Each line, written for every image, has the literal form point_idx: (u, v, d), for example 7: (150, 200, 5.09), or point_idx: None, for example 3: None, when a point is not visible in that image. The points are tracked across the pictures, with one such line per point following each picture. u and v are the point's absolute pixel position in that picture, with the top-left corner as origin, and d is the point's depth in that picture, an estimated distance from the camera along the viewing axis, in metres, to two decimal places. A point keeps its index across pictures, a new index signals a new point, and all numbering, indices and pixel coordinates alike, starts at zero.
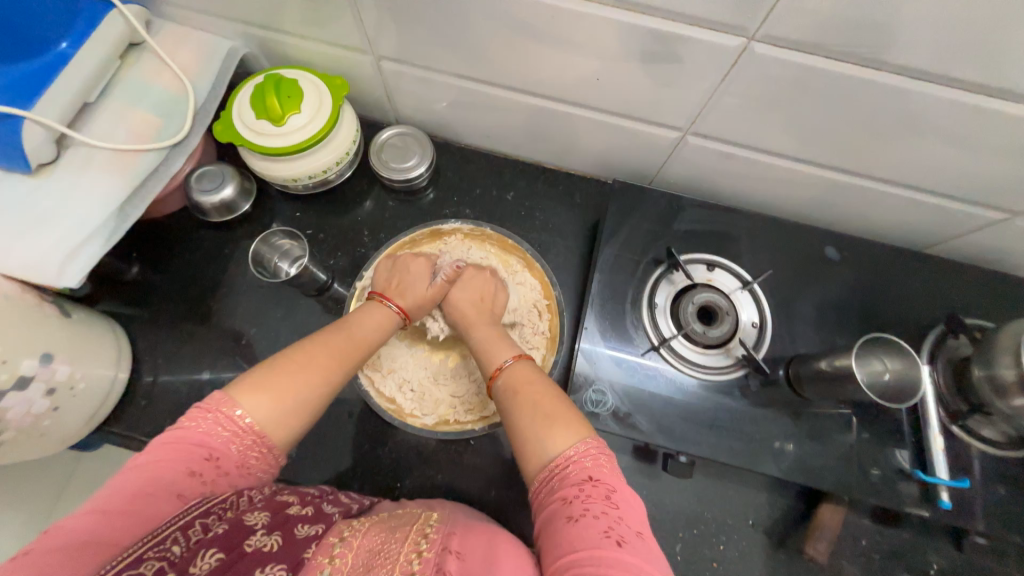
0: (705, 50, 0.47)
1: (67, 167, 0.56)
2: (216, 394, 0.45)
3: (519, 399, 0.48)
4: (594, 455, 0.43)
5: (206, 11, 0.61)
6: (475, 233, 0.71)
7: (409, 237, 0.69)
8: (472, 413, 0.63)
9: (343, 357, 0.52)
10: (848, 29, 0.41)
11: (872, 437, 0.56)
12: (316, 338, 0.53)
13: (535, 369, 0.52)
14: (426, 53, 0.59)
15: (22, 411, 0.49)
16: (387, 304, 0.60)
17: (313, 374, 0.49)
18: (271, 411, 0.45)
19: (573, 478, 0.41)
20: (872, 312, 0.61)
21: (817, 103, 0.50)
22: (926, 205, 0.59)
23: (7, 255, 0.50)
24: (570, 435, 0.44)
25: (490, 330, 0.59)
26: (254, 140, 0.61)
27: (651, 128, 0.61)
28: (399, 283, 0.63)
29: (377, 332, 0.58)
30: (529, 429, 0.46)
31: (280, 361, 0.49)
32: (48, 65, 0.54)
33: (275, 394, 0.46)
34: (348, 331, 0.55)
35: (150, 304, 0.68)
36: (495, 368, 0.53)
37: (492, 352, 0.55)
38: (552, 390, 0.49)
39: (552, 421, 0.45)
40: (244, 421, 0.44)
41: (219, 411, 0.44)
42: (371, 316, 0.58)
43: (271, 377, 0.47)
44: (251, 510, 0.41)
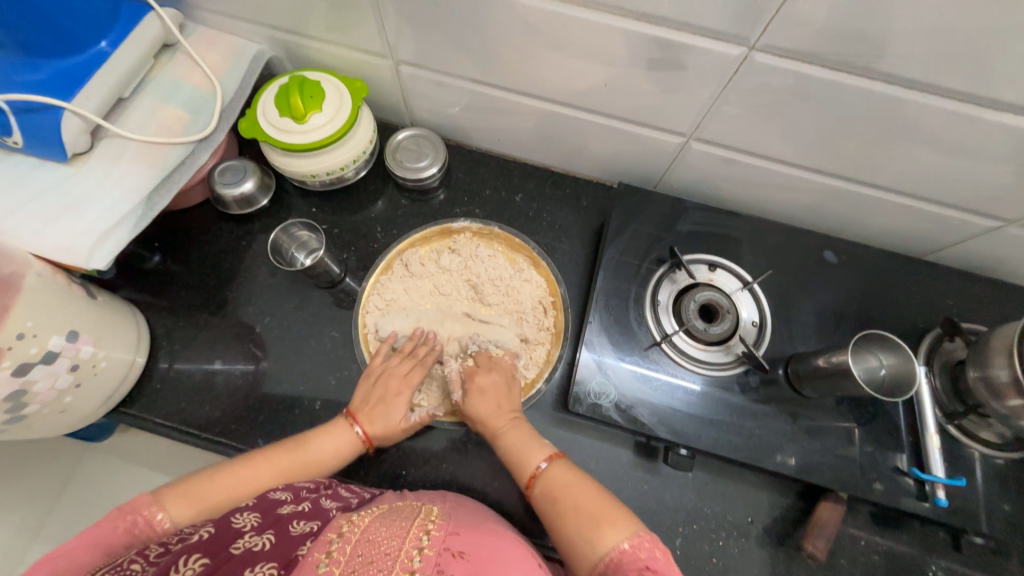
0: (708, 58, 0.50)
1: (101, 156, 0.59)
2: (146, 493, 0.49)
3: (561, 505, 0.50)
4: (648, 547, 0.44)
5: (238, 16, 0.65)
6: (483, 231, 0.74)
7: (420, 235, 0.73)
8: (477, 406, 0.67)
9: (287, 478, 0.55)
10: (842, 40, 0.44)
11: (870, 436, 0.57)
12: (269, 453, 0.56)
13: (571, 468, 0.54)
14: (443, 59, 0.62)
15: (48, 386, 0.51)
16: (352, 428, 0.60)
17: (240, 493, 0.52)
18: (191, 518, 0.49)
19: (631, 569, 0.43)
20: (870, 314, 0.63)
21: (814, 111, 0.52)
22: (922, 212, 0.61)
23: (42, 236, 0.53)
24: (619, 532, 0.46)
25: (519, 434, 0.57)
26: (277, 137, 0.64)
27: (656, 134, 0.64)
28: (374, 407, 0.61)
29: (331, 462, 0.58)
30: (576, 533, 0.48)
31: (219, 472, 0.53)
32: (87, 61, 0.57)
33: (197, 503, 0.50)
34: (303, 451, 0.57)
35: (169, 293, 0.71)
36: (530, 477, 0.54)
37: (523, 462, 0.55)
38: (593, 488, 0.51)
39: (597, 522, 0.47)
40: (163, 526, 0.47)
41: (141, 513, 0.47)
42: (331, 436, 0.59)
43: (205, 490, 0.51)
44: (241, 513, 0.47)
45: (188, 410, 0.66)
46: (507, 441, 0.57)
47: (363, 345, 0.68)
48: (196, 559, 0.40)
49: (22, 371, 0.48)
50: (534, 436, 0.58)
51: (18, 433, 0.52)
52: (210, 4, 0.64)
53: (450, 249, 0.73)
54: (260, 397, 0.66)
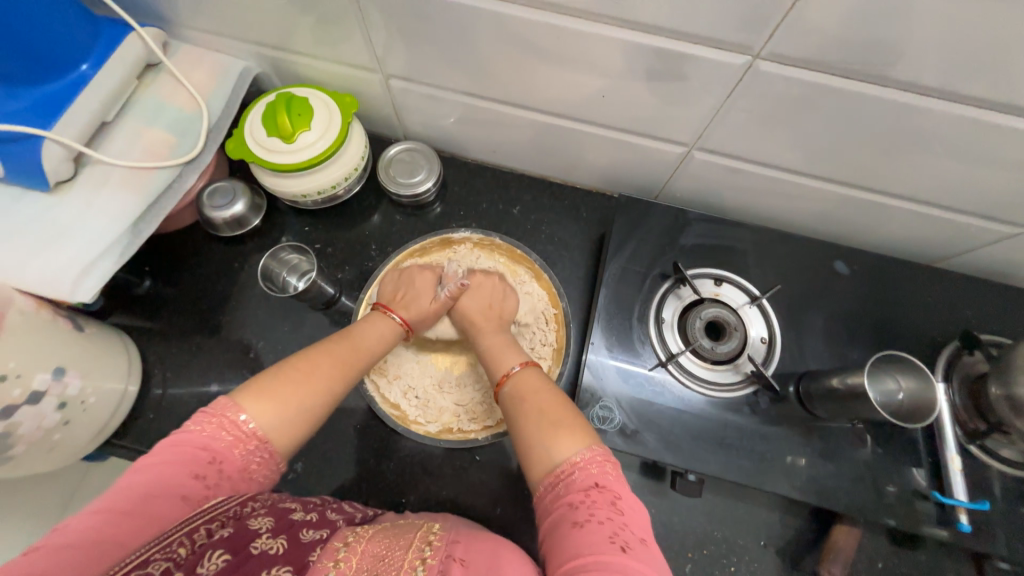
0: (711, 68, 0.47)
1: (85, 183, 0.57)
2: (221, 398, 0.45)
3: (526, 407, 0.49)
4: (599, 462, 0.43)
5: (222, 33, 0.63)
6: (484, 241, 0.71)
7: (419, 245, 0.70)
8: (475, 422, 0.63)
9: (345, 366, 0.54)
10: (854, 46, 0.41)
11: (886, 455, 0.55)
12: (325, 347, 0.54)
13: (544, 377, 0.53)
14: (434, 71, 0.60)
15: (34, 426, 0.49)
16: (390, 316, 0.62)
17: (317, 384, 0.50)
18: (277, 417, 0.46)
19: (578, 486, 0.42)
20: (884, 328, 0.60)
21: (824, 119, 0.50)
22: (935, 219, 0.58)
23: (23, 270, 0.52)
24: (574, 443, 0.45)
25: (499, 337, 0.61)
26: (264, 157, 0.62)
27: (658, 144, 0.61)
28: (405, 296, 0.65)
29: (381, 345, 0.60)
30: (536, 436, 0.46)
31: (285, 367, 0.50)
32: (68, 86, 0.56)
33: (280, 401, 0.47)
34: (351, 341, 0.56)
35: (161, 317, 0.69)
36: (502, 376, 0.54)
37: (501, 359, 0.57)
38: (559, 398, 0.50)
39: (557, 427, 0.46)
40: (248, 427, 0.44)
41: (224, 416, 0.44)
42: (373, 324, 0.61)
43: (280, 386, 0.48)
44: (257, 515, 0.44)
45: None
46: (486, 340, 0.60)
47: None
48: (218, 555, 0.38)
49: (5, 414, 0.46)
50: (509, 344, 0.59)
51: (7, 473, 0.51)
52: (192, 21, 0.62)
53: (450, 259, 0.71)
54: None
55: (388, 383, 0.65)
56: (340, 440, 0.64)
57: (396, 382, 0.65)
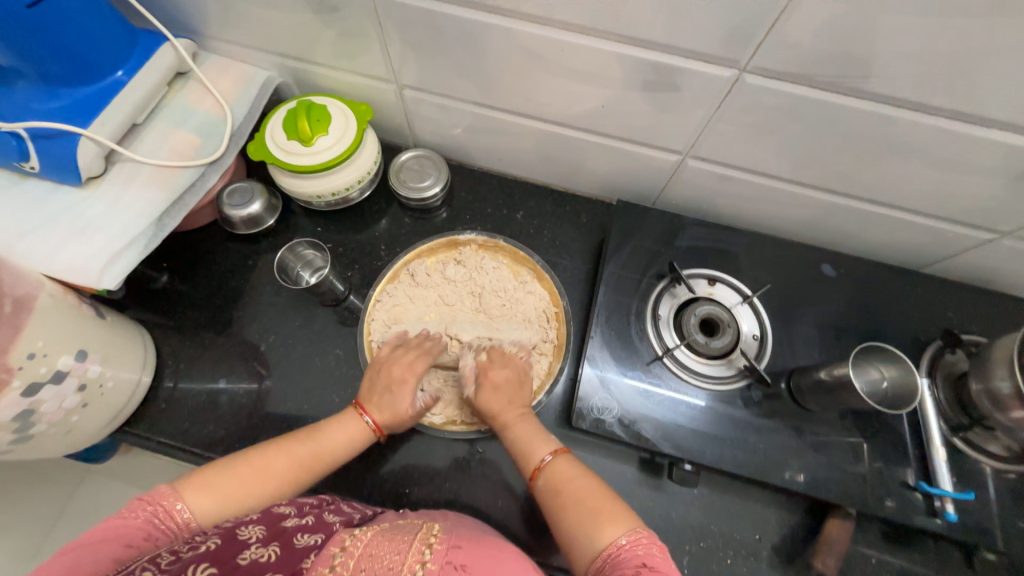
0: (701, 80, 0.51)
1: (114, 180, 0.61)
2: (162, 486, 0.48)
3: (564, 497, 0.50)
4: (645, 544, 0.44)
5: (249, 45, 0.68)
6: (489, 244, 0.75)
7: (427, 246, 0.74)
8: (478, 415, 0.66)
9: (295, 474, 0.54)
10: (829, 61, 0.45)
11: (874, 448, 0.57)
12: (282, 444, 0.55)
13: (575, 464, 0.54)
14: (446, 82, 0.64)
15: (55, 406, 0.51)
16: (361, 417, 0.60)
17: (255, 481, 0.51)
18: (210, 510, 0.48)
19: (627, 565, 0.43)
20: (870, 328, 0.63)
21: (807, 129, 0.54)
22: (914, 225, 0.62)
23: (55, 257, 0.55)
24: (619, 528, 0.46)
25: (529, 424, 0.58)
26: (283, 159, 0.66)
27: (653, 152, 0.65)
28: (381, 400, 0.61)
29: (346, 449, 0.58)
30: (578, 529, 0.48)
31: (235, 464, 0.52)
32: (103, 91, 0.60)
33: (217, 496, 0.49)
34: (317, 443, 0.56)
35: (176, 312, 0.72)
36: (534, 469, 0.54)
37: (529, 451, 0.56)
38: (596, 485, 0.51)
39: (600, 515, 0.47)
40: (182, 516, 0.46)
41: (161, 504, 0.46)
42: (343, 426, 0.59)
43: (219, 479, 0.50)
44: (245, 524, 0.46)
45: (193, 429, 0.66)
46: (514, 431, 0.58)
47: (368, 352, 0.68)
48: (203, 569, 0.39)
49: (30, 391, 0.48)
50: (537, 429, 0.58)
51: (23, 453, 0.52)
52: (222, 34, 0.67)
53: (456, 260, 0.74)
54: (265, 415, 0.66)
55: None
56: None
57: None
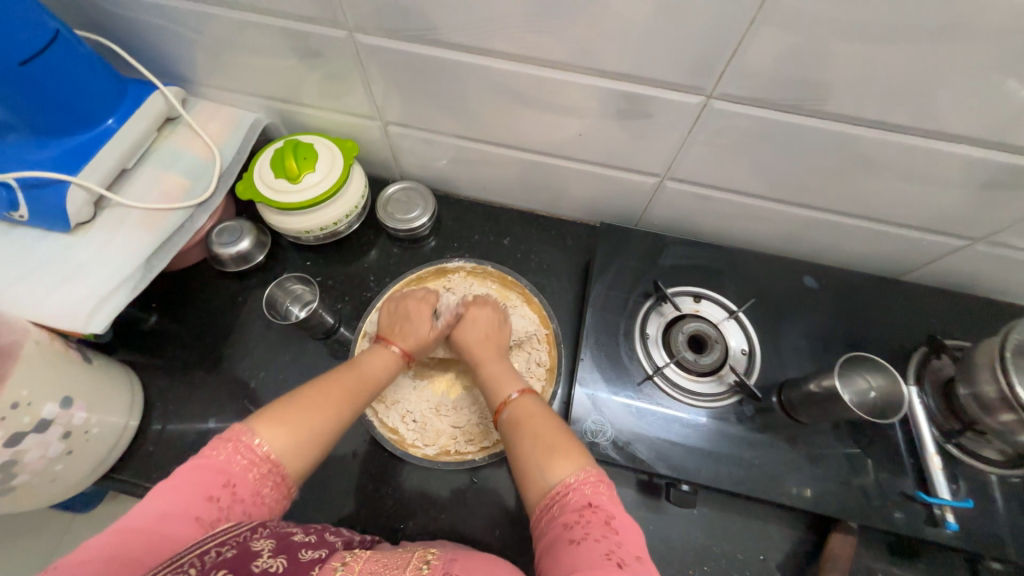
0: (672, 107, 0.54)
1: (102, 225, 0.61)
2: (237, 425, 0.48)
3: (524, 431, 0.52)
4: (592, 482, 0.46)
5: (237, 90, 0.70)
6: (477, 270, 0.76)
7: (415, 275, 0.74)
8: (472, 443, 0.65)
9: (350, 397, 0.56)
10: (788, 86, 0.48)
11: (870, 458, 0.56)
12: (334, 377, 0.57)
13: (540, 403, 0.56)
14: (428, 117, 0.67)
15: (38, 455, 0.50)
16: (389, 348, 0.63)
17: (323, 411, 0.53)
18: (287, 440, 0.49)
19: (573, 506, 0.44)
20: (855, 338, 0.64)
21: (776, 148, 0.56)
22: (887, 234, 0.64)
23: (43, 305, 0.55)
24: (569, 465, 0.47)
25: (501, 366, 0.62)
26: (271, 196, 0.67)
27: (633, 176, 0.67)
28: (402, 329, 0.65)
29: (383, 376, 0.61)
30: (531, 459, 0.49)
31: (294, 398, 0.53)
32: (93, 139, 0.61)
33: (294, 427, 0.50)
34: (358, 373, 0.59)
35: (164, 352, 0.71)
36: (501, 404, 0.57)
37: (499, 388, 0.59)
38: (553, 423, 0.53)
39: (555, 451, 0.49)
40: (261, 449, 0.47)
41: (240, 440, 0.47)
42: (377, 357, 0.62)
43: (292, 413, 0.51)
44: (257, 536, 0.41)
45: None
46: (487, 369, 0.62)
47: None
48: None
49: (13, 441, 0.47)
50: (509, 372, 0.61)
51: (7, 506, 0.51)
52: (209, 80, 0.69)
53: (445, 287, 0.75)
54: None
55: (386, 411, 0.66)
56: (336, 468, 0.64)
57: (393, 407, 0.67)
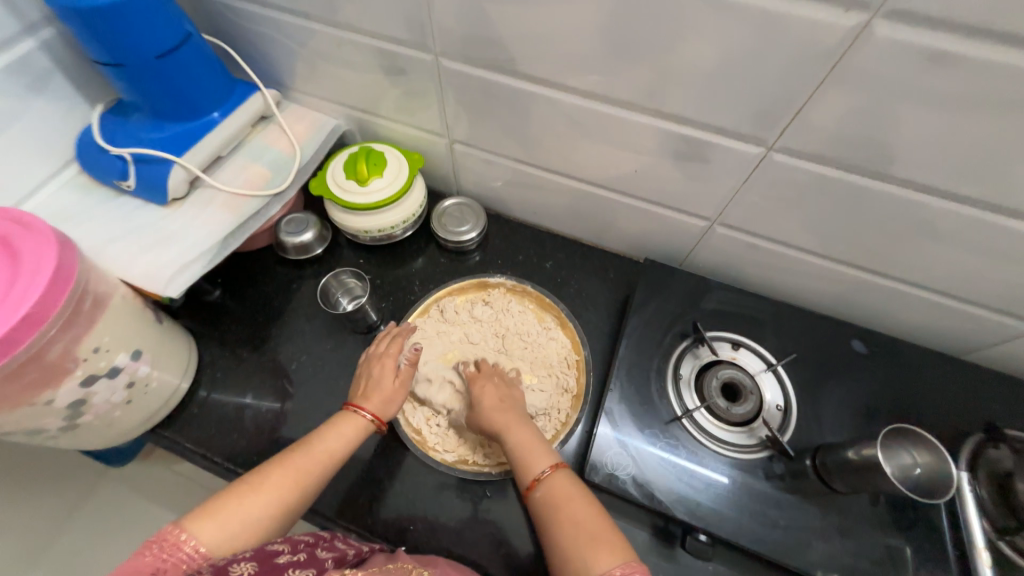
0: (731, 155, 0.55)
1: (192, 203, 0.69)
2: (168, 525, 0.48)
3: (563, 516, 0.52)
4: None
5: (325, 98, 0.77)
6: (517, 288, 0.78)
7: (458, 285, 0.78)
8: (491, 458, 0.65)
9: (300, 478, 0.55)
10: (850, 145, 0.48)
11: (909, 543, 0.53)
12: (282, 459, 0.56)
13: (574, 479, 0.56)
14: (491, 139, 0.71)
15: (104, 398, 0.55)
16: (357, 412, 0.62)
17: (264, 498, 0.52)
18: (222, 536, 0.49)
19: None
20: (904, 411, 0.61)
21: (834, 205, 0.55)
22: (946, 308, 0.61)
23: (134, 264, 0.62)
24: (613, 557, 0.48)
25: (529, 431, 0.60)
26: (339, 195, 0.73)
27: (682, 217, 0.68)
28: (367, 386, 0.65)
29: (346, 445, 0.60)
30: (575, 548, 0.49)
31: (237, 487, 0.53)
32: (200, 127, 0.69)
33: (224, 519, 0.50)
34: (310, 448, 0.57)
35: (222, 324, 0.77)
36: (532, 480, 0.56)
37: (529, 463, 0.57)
38: (593, 506, 0.53)
39: (595, 541, 0.49)
40: (192, 545, 0.47)
41: (170, 539, 0.47)
42: (337, 428, 0.61)
43: (229, 503, 0.51)
44: (238, 561, 0.45)
45: (218, 439, 0.68)
46: (514, 437, 0.59)
47: None
48: None
49: (87, 381, 0.53)
50: (534, 440, 0.59)
51: (68, 439, 0.56)
52: (303, 87, 0.77)
53: (485, 301, 0.78)
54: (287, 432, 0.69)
55: (414, 410, 0.68)
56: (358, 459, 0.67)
57: (420, 409, 0.69)
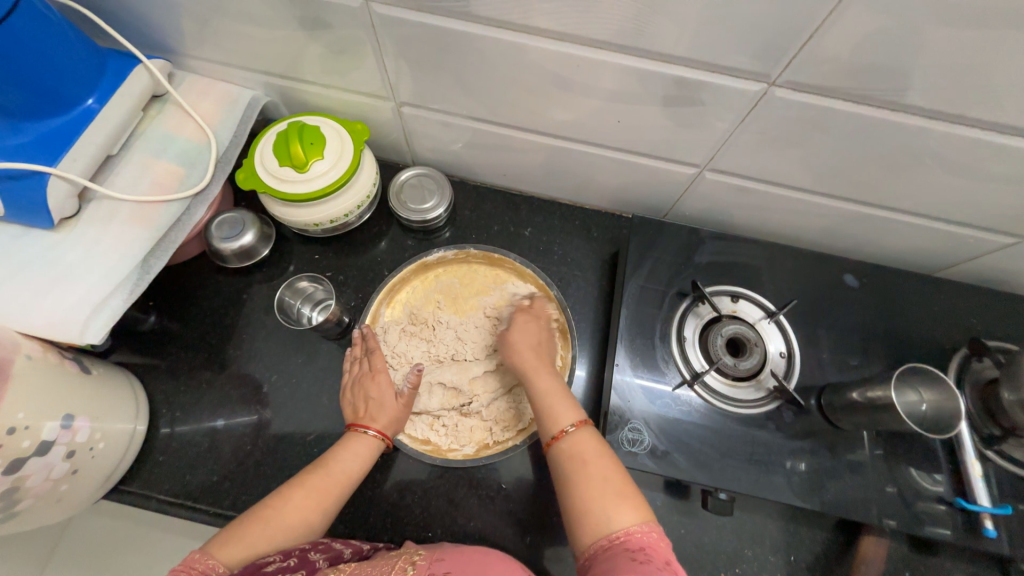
0: (729, 95, 0.48)
1: (89, 220, 0.55)
2: (192, 551, 0.45)
3: (588, 472, 0.48)
4: (654, 533, 0.44)
5: (230, 64, 0.62)
6: (458, 256, 0.72)
7: (399, 277, 0.70)
8: (509, 430, 0.64)
9: (321, 498, 0.52)
10: (865, 74, 0.43)
11: (906, 465, 0.56)
12: (302, 479, 0.53)
13: (599, 438, 0.52)
14: (446, 97, 0.60)
15: (42, 478, 0.47)
16: (365, 432, 0.57)
17: (287, 518, 0.49)
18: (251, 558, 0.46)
19: (636, 547, 0.43)
20: (893, 338, 0.63)
21: (835, 141, 0.51)
22: (938, 232, 0.61)
23: (33, 311, 0.50)
24: (635, 513, 0.45)
25: (553, 379, 0.57)
26: (276, 187, 0.61)
27: (670, 166, 0.62)
28: (369, 406, 0.59)
29: (363, 465, 0.56)
30: (596, 499, 0.46)
31: (259, 510, 0.50)
32: (72, 122, 0.53)
33: (249, 541, 0.47)
34: (328, 467, 0.54)
35: (168, 354, 0.67)
36: (557, 431, 0.52)
37: (555, 412, 0.54)
38: (618, 466, 0.50)
39: (620, 497, 0.46)
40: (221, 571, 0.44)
41: (197, 568, 0.43)
42: (349, 448, 0.56)
43: (251, 528, 0.48)
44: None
45: (194, 483, 0.61)
46: (537, 383, 0.57)
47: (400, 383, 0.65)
48: None
49: (13, 468, 0.44)
50: (557, 388, 0.57)
51: (11, 528, 0.48)
52: (200, 52, 0.61)
53: (434, 283, 0.72)
54: (274, 463, 0.62)
55: (414, 424, 0.64)
56: None
57: (418, 418, 0.65)
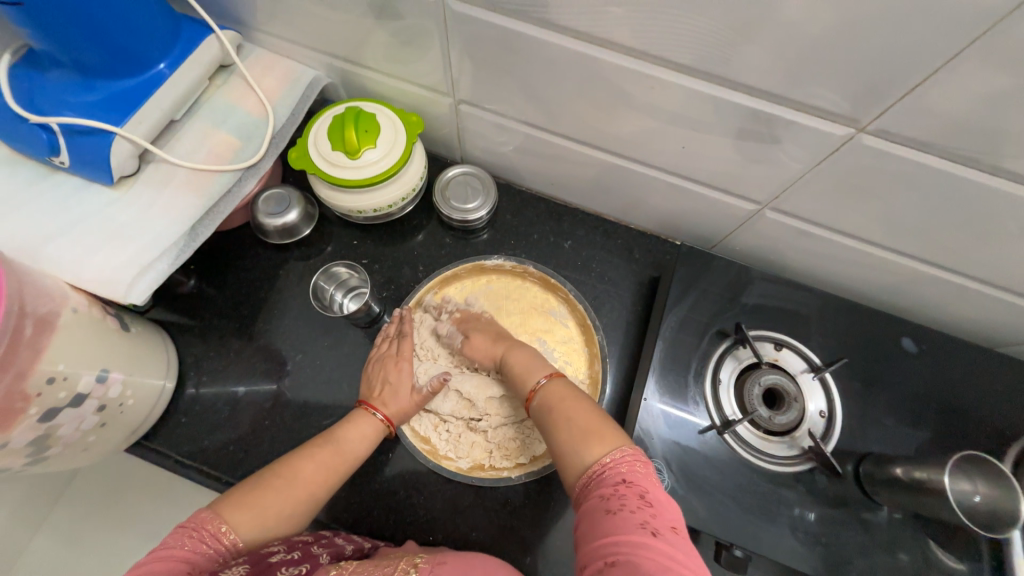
0: (809, 136, 0.45)
1: (146, 182, 0.57)
2: (201, 510, 0.46)
3: (556, 418, 0.51)
4: (629, 462, 0.45)
5: (297, 41, 0.62)
6: (518, 270, 0.71)
7: (454, 271, 0.70)
8: (508, 460, 0.62)
9: (328, 476, 0.52)
10: (970, 134, 0.39)
11: (945, 555, 0.52)
12: (310, 453, 0.53)
13: (570, 386, 0.55)
14: (506, 100, 0.58)
15: (72, 428, 0.49)
16: (372, 414, 0.58)
17: (294, 491, 0.50)
18: (258, 529, 0.47)
19: (608, 483, 0.43)
20: (947, 413, 0.58)
21: (919, 199, 0.47)
22: (1016, 307, 0.56)
23: (83, 267, 0.51)
24: (604, 445, 0.47)
25: (523, 351, 0.61)
26: (327, 170, 0.61)
27: (729, 199, 0.59)
28: (383, 391, 0.59)
29: (369, 446, 0.56)
30: (566, 441, 0.49)
31: (265, 475, 0.50)
32: (143, 85, 0.54)
33: (258, 510, 0.47)
34: (337, 444, 0.54)
35: (202, 319, 0.68)
36: (529, 392, 0.56)
37: (526, 376, 0.57)
38: (589, 405, 0.52)
39: (586, 434, 0.48)
40: (229, 537, 0.45)
41: (205, 529, 0.44)
42: (358, 427, 0.56)
43: (259, 496, 0.48)
44: (232, 566, 0.42)
45: (210, 448, 0.62)
46: (512, 358, 0.60)
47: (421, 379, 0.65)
48: None
49: (47, 416, 0.46)
50: (532, 358, 0.60)
51: (39, 469, 0.50)
52: (270, 27, 0.61)
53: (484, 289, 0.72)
54: (288, 441, 0.63)
55: (420, 419, 0.64)
56: (368, 467, 0.62)
57: (426, 415, 0.64)
